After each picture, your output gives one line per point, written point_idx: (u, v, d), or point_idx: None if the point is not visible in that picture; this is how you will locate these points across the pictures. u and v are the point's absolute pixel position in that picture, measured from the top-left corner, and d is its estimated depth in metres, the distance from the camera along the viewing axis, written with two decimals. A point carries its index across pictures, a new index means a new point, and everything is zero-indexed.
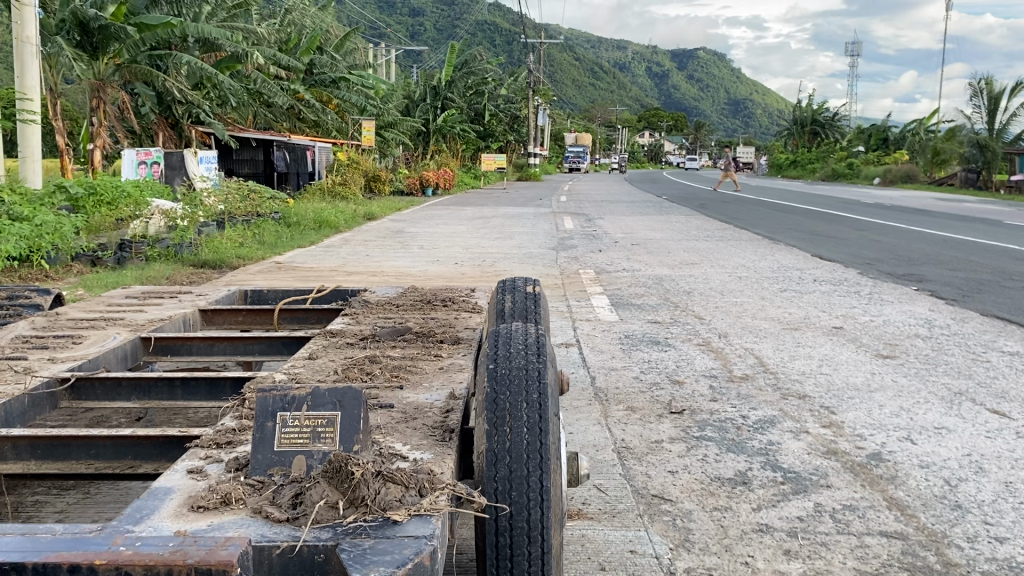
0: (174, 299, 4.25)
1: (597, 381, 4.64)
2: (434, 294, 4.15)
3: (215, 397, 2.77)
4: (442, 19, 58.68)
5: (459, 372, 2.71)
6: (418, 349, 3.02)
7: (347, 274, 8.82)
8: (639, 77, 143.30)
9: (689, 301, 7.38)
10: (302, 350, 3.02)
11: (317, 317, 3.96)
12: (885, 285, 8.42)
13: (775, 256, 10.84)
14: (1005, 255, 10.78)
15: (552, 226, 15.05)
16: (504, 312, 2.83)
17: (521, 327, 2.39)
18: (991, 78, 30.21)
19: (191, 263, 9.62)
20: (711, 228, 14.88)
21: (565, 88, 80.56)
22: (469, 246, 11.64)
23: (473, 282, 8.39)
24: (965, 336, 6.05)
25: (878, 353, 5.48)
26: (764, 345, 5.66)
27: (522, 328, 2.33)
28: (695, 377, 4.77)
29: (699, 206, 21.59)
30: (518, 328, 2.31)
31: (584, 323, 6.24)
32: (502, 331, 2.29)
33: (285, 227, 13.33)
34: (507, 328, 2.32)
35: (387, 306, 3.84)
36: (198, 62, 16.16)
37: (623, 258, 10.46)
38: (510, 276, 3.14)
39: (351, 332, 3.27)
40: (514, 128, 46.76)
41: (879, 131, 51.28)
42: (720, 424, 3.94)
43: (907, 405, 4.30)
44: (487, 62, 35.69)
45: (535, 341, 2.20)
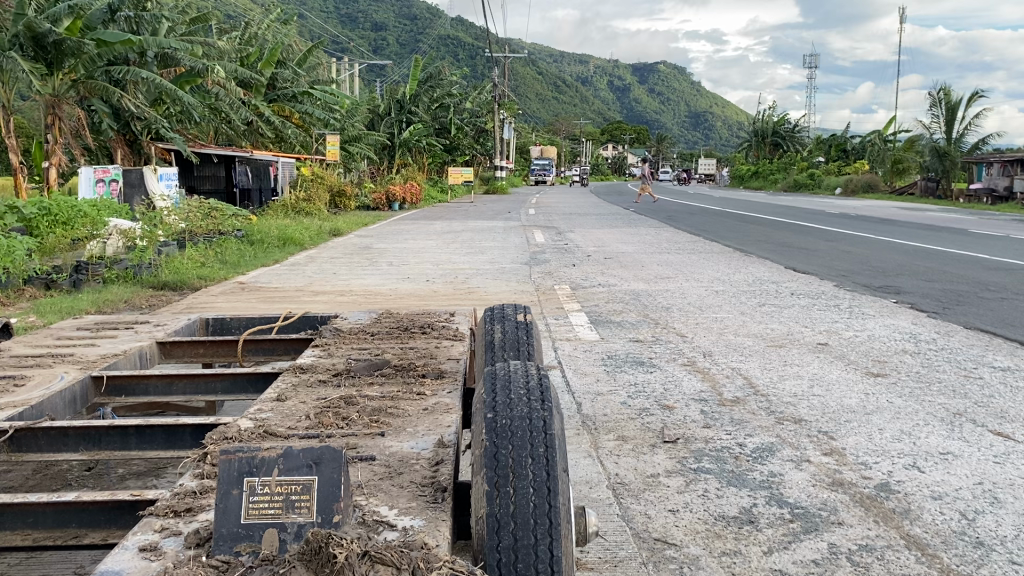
0: (129, 330, 3.95)
1: (583, 408, 4.40)
2: (410, 320, 3.89)
3: (171, 447, 2.49)
4: (406, 33, 58.47)
5: (445, 413, 2.46)
6: (399, 387, 2.76)
7: (313, 295, 8.52)
8: (601, 91, 144.50)
9: (668, 317, 7.18)
10: (270, 389, 2.75)
11: (284, 348, 3.68)
12: (863, 297, 8.32)
13: (748, 268, 10.73)
14: (977, 265, 10.79)
15: (523, 240, 14.85)
16: (495, 345, 2.59)
17: (520, 363, 2.15)
18: (949, 88, 30.77)
19: (150, 284, 9.25)
20: (681, 240, 14.79)
21: (529, 102, 80.79)
22: (440, 262, 11.38)
23: (445, 299, 8.13)
24: (952, 351, 5.91)
25: (868, 371, 5.31)
26: (750, 364, 5.47)
27: (521, 366, 2.08)
28: (685, 401, 4.55)
29: (667, 217, 21.55)
30: (517, 366, 2.07)
31: (563, 343, 6.01)
32: (498, 371, 2.04)
33: (250, 245, 12.96)
34: (504, 367, 2.07)
35: (361, 334, 3.57)
36: (157, 77, 15.79)
37: (597, 272, 10.26)
38: (498, 305, 2.92)
39: (323, 367, 3.00)
40: (480, 142, 46.63)
41: (839, 142, 51.99)
42: (717, 453, 3.73)
43: (908, 428, 4.12)
44: (451, 76, 35.57)
45: (536, 381, 1.96)
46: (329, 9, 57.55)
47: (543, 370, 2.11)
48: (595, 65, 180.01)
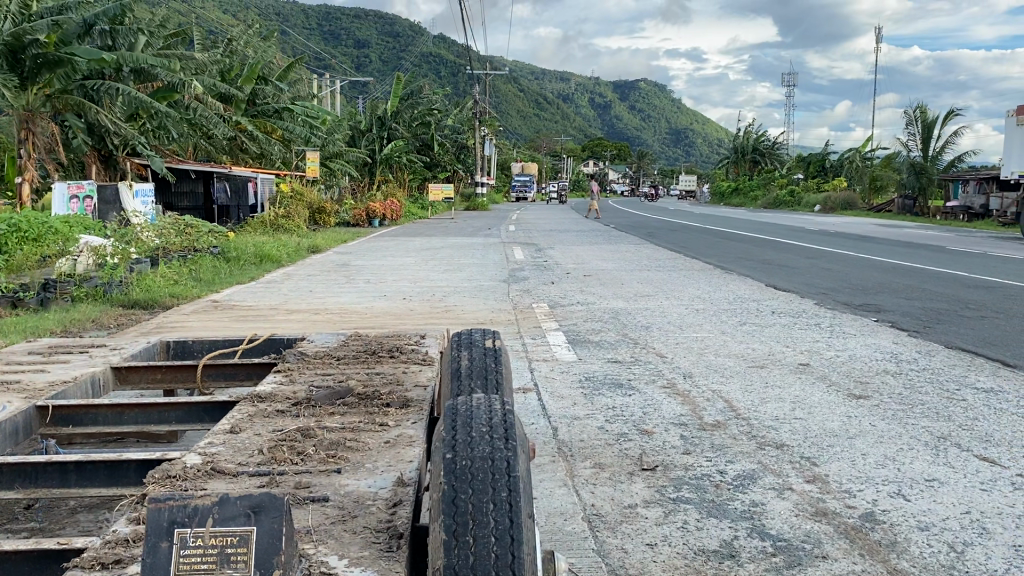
0: (83, 354, 3.79)
1: (559, 433, 4.26)
2: (379, 343, 3.74)
3: (114, 483, 2.31)
4: (388, 50, 58.51)
5: (408, 446, 2.32)
6: (361, 417, 2.61)
7: (287, 314, 8.34)
8: (582, 109, 145.24)
9: (648, 337, 7.07)
10: (224, 420, 2.60)
11: (246, 373, 3.52)
12: (844, 316, 8.25)
13: (729, 286, 10.65)
14: (957, 283, 10.77)
15: (503, 257, 14.70)
16: (461, 373, 2.45)
17: (486, 396, 2.01)
18: (925, 107, 31.11)
19: (120, 303, 9.02)
20: (662, 258, 14.73)
21: (510, 119, 80.91)
22: (418, 280, 11.22)
23: (422, 319, 7.98)
24: (935, 371, 5.82)
25: (851, 394, 5.20)
26: (731, 386, 5.35)
27: (487, 397, 1.96)
28: (664, 426, 4.43)
29: (648, 234, 21.50)
30: (482, 398, 1.94)
31: (540, 365, 5.87)
32: (460, 404, 1.91)
33: (225, 262, 12.73)
34: (467, 400, 1.93)
35: (327, 359, 3.42)
36: (133, 92, 15.60)
37: (576, 290, 10.14)
38: (467, 329, 2.78)
39: (282, 396, 2.85)
40: (461, 159, 46.58)
41: (817, 159, 52.37)
42: (697, 481, 3.60)
43: (892, 453, 4.01)
44: (433, 93, 35.57)
45: (501, 418, 1.82)
46: (311, 25, 57.40)
47: (510, 402, 1.98)
48: (575, 83, 180.95)
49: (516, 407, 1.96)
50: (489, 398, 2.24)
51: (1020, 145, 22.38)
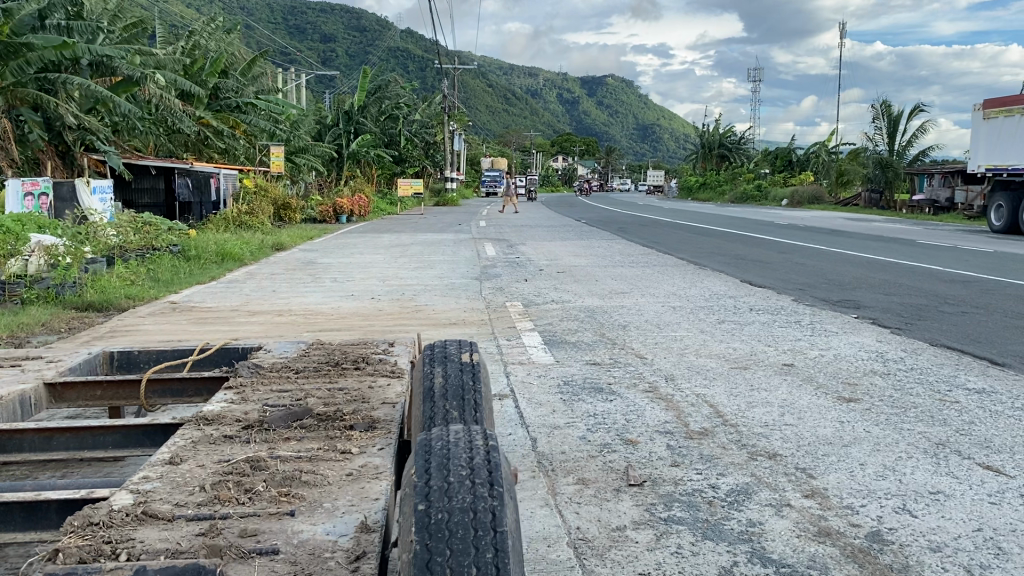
0: (16, 369, 3.44)
1: (538, 444, 3.99)
2: (342, 352, 3.44)
3: (31, 528, 1.97)
4: (354, 45, 57.77)
5: (374, 480, 2.04)
6: (321, 442, 2.32)
7: (249, 316, 7.97)
8: (550, 105, 145.11)
9: (626, 337, 6.81)
10: (164, 448, 2.28)
11: (196, 388, 3.19)
12: (824, 313, 8.06)
13: (705, 282, 10.42)
14: (934, 277, 10.66)
15: (474, 254, 14.35)
16: (434, 394, 2.17)
17: (464, 425, 1.75)
18: (891, 101, 31.30)
19: (73, 305, 8.60)
20: (635, 253, 14.48)
21: (478, 114, 80.31)
22: (386, 278, 10.89)
23: (390, 319, 7.65)
24: (923, 371, 5.63)
25: (841, 397, 4.96)
26: (715, 389, 5.11)
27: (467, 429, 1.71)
28: (649, 434, 4.17)
29: (619, 229, 21.26)
30: (459, 430, 1.68)
31: (516, 369, 5.58)
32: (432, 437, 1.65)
33: (186, 261, 12.28)
34: (443, 432, 1.65)
35: (284, 372, 3.11)
36: (91, 84, 15.09)
37: (550, 287, 9.87)
38: (442, 341, 2.49)
39: (232, 417, 2.54)
40: (429, 154, 46.03)
41: (784, 153, 52.52)
42: (689, 498, 3.35)
43: (891, 463, 3.79)
44: (400, 87, 35.20)
45: (481, 457, 1.54)
46: (276, 19, 56.30)
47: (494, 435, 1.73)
48: (545, 79, 180.60)
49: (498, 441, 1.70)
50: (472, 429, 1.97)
51: (986, 138, 22.50)
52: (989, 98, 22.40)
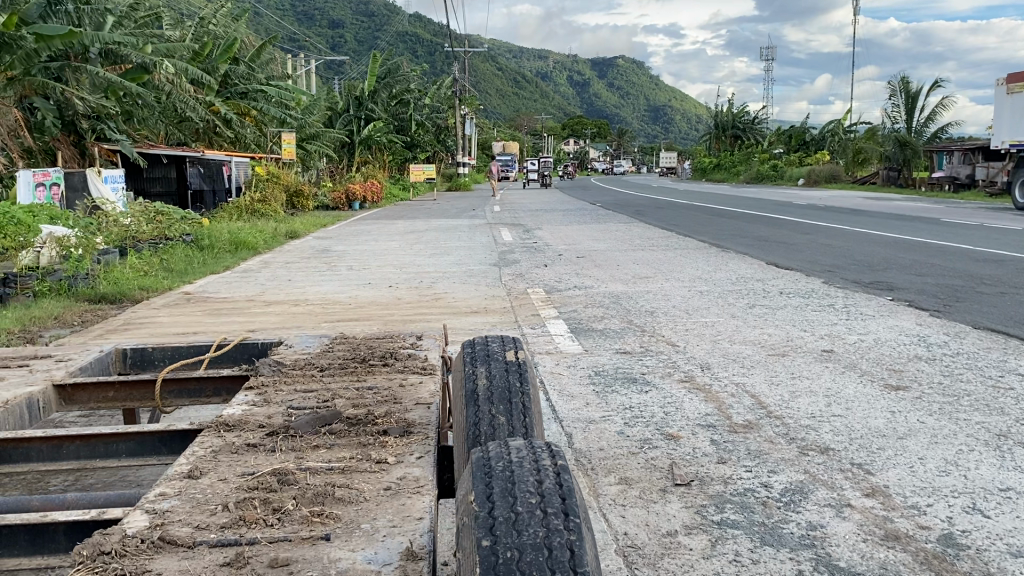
0: (23, 369, 3.24)
1: (575, 441, 3.77)
2: (368, 347, 3.23)
3: (37, 553, 1.76)
4: (364, 31, 57.30)
5: (415, 495, 1.83)
6: (353, 451, 2.11)
7: (265, 306, 7.78)
8: (561, 87, 144.31)
9: (655, 324, 6.58)
10: (182, 459, 2.08)
11: (214, 388, 3.00)
12: (857, 296, 7.80)
13: (730, 265, 10.16)
14: (966, 256, 10.37)
15: (490, 239, 14.12)
16: (479, 398, 1.98)
17: (522, 442, 1.57)
18: (908, 78, 30.85)
19: (86, 298, 8.43)
20: (654, 236, 14.22)
21: (489, 98, 79.80)
22: (404, 265, 10.69)
23: (411, 308, 7.44)
24: (970, 356, 5.37)
25: (888, 385, 4.72)
26: (754, 378, 4.90)
27: (531, 448, 1.51)
28: (690, 429, 3.95)
29: (637, 212, 20.95)
30: (523, 450, 1.49)
31: (544, 359, 5.36)
32: (491, 458, 1.46)
33: (199, 251, 12.11)
34: (501, 451, 1.48)
35: (308, 371, 2.89)
36: (102, 72, 14.92)
37: (571, 273, 9.64)
38: (482, 337, 2.28)
39: (254, 422, 2.34)
40: (441, 140, 45.78)
41: (798, 132, 51.95)
42: (742, 499, 3.14)
43: (953, 457, 3.55)
44: (411, 71, 34.97)
45: (548, 484, 1.36)
46: (284, 6, 55.87)
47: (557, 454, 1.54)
48: (556, 63, 179.69)
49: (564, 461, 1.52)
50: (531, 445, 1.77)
51: (1009, 113, 22.00)
52: (1012, 72, 21.90)
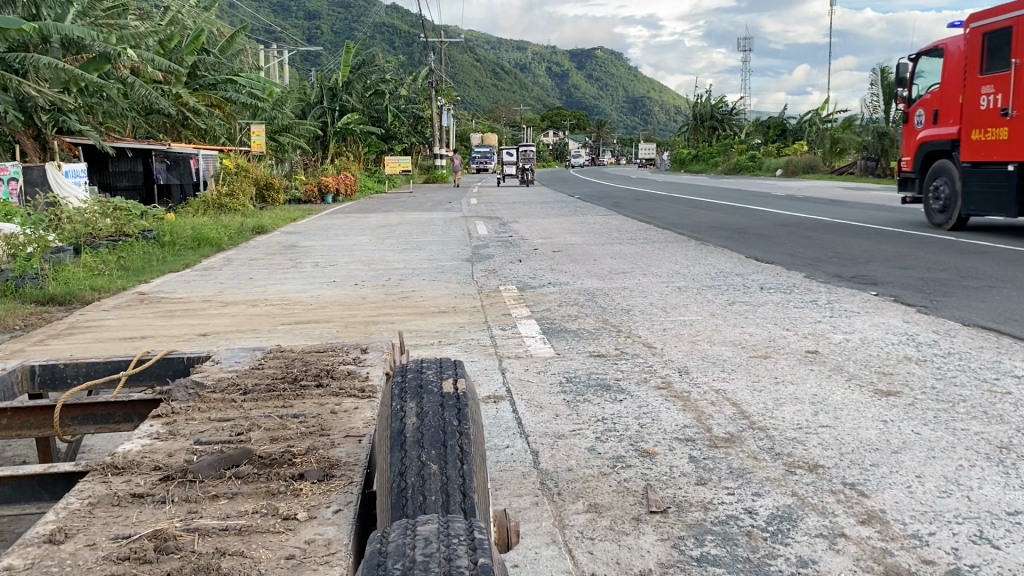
0: None
1: (541, 460, 3.43)
2: (305, 363, 2.88)
3: None
4: (341, 22, 56.26)
5: (324, 567, 1.48)
6: (259, 502, 1.75)
7: (221, 307, 7.39)
8: (540, 79, 143.68)
9: (630, 323, 6.25)
10: (49, 515, 1.69)
11: (125, 413, 2.64)
12: (840, 291, 7.51)
13: (709, 259, 9.85)
14: (950, 249, 10.11)
15: (464, 233, 13.75)
16: (407, 441, 1.65)
17: (431, 525, 1.42)
18: (888, 67, 30.65)
19: (33, 299, 7.98)
20: (633, 229, 13.91)
21: (466, 90, 79.04)
22: (371, 262, 10.29)
23: (375, 308, 7.08)
24: (963, 356, 5.08)
25: (878, 390, 4.41)
26: (735, 382, 4.59)
27: (444, 541, 1.36)
28: (667, 443, 3.62)
29: (614, 204, 20.58)
30: (433, 545, 1.34)
31: (512, 364, 5.01)
32: (389, 555, 1.32)
33: (160, 248, 11.62)
34: (397, 543, 1.35)
35: (231, 393, 2.53)
36: (61, 64, 14.34)
37: (545, 268, 9.30)
38: (418, 364, 1.94)
39: (148, 464, 1.96)
40: (417, 131, 45.16)
41: (777, 123, 51.73)
42: (724, 529, 2.81)
43: (953, 474, 3.24)
44: (386, 62, 34.42)
45: None
46: None
47: (479, 546, 1.38)
48: (533, 54, 178.95)
49: (487, 558, 1.34)
50: (465, 517, 1.49)
51: None
52: None
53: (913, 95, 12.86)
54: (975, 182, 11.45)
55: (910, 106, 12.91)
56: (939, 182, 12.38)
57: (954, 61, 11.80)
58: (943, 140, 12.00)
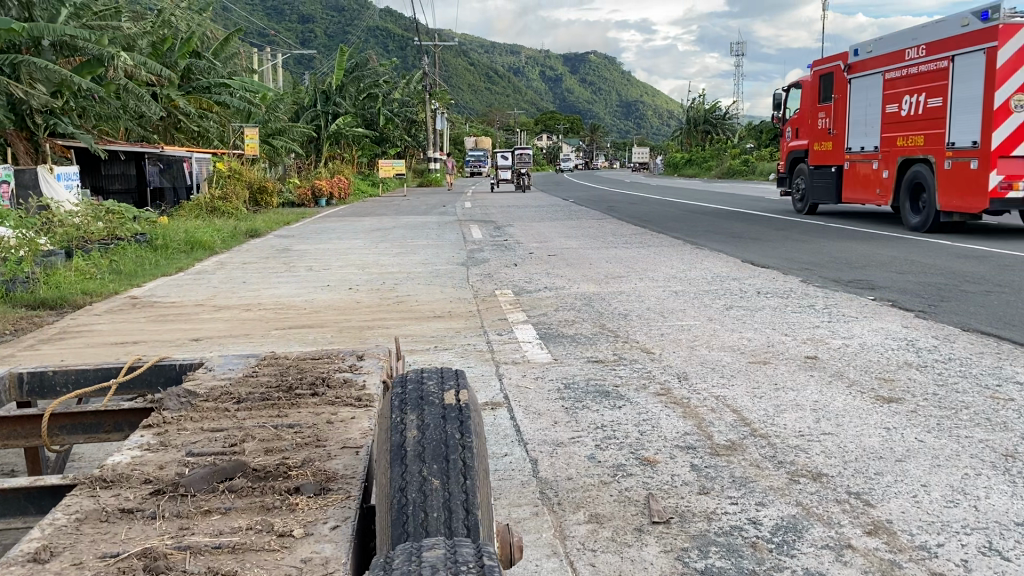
0: None
1: (540, 469, 3.36)
2: (300, 370, 2.82)
3: None
4: (335, 25, 56.13)
5: None
6: (253, 518, 1.69)
7: (214, 311, 7.30)
8: (534, 83, 143.76)
9: (628, 328, 6.19)
10: (34, 532, 1.62)
11: (114, 423, 2.57)
12: (838, 295, 7.47)
13: (704, 264, 9.81)
14: (946, 253, 10.08)
15: (459, 237, 13.68)
16: (407, 456, 1.58)
17: (435, 551, 1.37)
18: None
19: (23, 303, 7.89)
20: (628, 233, 13.86)
21: (460, 94, 78.96)
22: (365, 266, 10.21)
23: (370, 312, 7.01)
24: (963, 362, 5.04)
25: (880, 397, 4.35)
26: (735, 389, 4.53)
27: (449, 568, 1.31)
28: (668, 451, 3.56)
29: (609, 208, 20.54)
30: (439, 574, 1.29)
31: (509, 370, 4.94)
32: None
33: (153, 251, 11.52)
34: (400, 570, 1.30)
35: (224, 402, 2.46)
36: (53, 66, 14.25)
37: (541, 272, 9.25)
38: (419, 373, 1.88)
39: (139, 477, 1.89)
40: (411, 134, 45.09)
41: (770, 127, 51.80)
42: (728, 540, 2.75)
43: (958, 483, 3.19)
44: (379, 65, 34.36)
45: None
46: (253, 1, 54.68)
47: (487, 573, 1.32)
48: (527, 57, 179.08)
49: None
50: (470, 540, 1.43)
51: None
52: None
53: (785, 115, 17.17)
54: (816, 180, 15.76)
55: (783, 123, 17.21)
56: (801, 180, 16.77)
57: (805, 91, 16.13)
58: (801, 149, 16.37)
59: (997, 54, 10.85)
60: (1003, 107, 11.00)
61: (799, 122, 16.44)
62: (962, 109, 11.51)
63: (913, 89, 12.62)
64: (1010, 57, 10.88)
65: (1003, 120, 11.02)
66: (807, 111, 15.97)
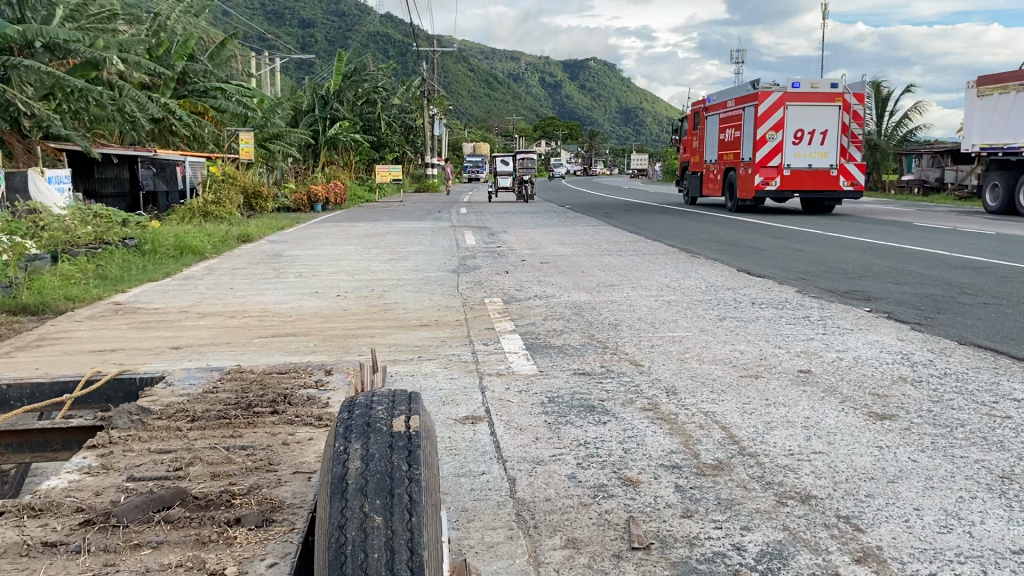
0: None
1: (518, 489, 3.23)
2: (264, 386, 2.71)
3: None
4: (336, 30, 55.99)
5: None
6: (184, 553, 1.56)
7: (198, 319, 7.16)
8: (534, 90, 143.81)
9: (617, 339, 6.06)
10: None
11: (64, 441, 2.44)
12: (833, 306, 7.35)
13: (699, 273, 9.69)
14: (942, 264, 9.98)
15: (452, 244, 13.54)
16: (349, 489, 1.46)
17: None
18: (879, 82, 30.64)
19: (4, 309, 7.74)
20: (623, 241, 13.74)
21: (460, 100, 78.82)
22: (355, 272, 10.06)
23: (356, 320, 6.87)
24: (958, 377, 4.92)
25: (873, 413, 4.23)
26: (724, 404, 4.40)
27: None
28: (652, 471, 3.43)
29: (605, 215, 20.44)
30: None
31: (493, 383, 4.80)
32: None
33: (142, 256, 11.36)
34: None
35: (178, 420, 2.34)
36: (47, 69, 14.10)
37: (533, 280, 9.13)
38: (368, 397, 1.74)
39: (71, 505, 1.76)
40: (409, 140, 45.12)
41: None
42: (710, 568, 2.62)
43: (953, 507, 3.06)
44: (377, 70, 34.28)
45: None
46: (253, 5, 54.50)
47: None
48: (526, 63, 179.20)
49: None
50: None
51: (979, 117, 21.58)
52: (982, 75, 21.61)
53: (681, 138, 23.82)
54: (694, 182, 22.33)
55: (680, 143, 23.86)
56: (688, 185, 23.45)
57: (690, 122, 22.79)
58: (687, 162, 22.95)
59: (758, 107, 17.75)
60: (762, 137, 17.79)
61: (687, 142, 23.27)
62: (748, 138, 18.28)
63: (733, 124, 19.32)
64: (767, 107, 17.70)
65: (763, 144, 17.82)
66: (692, 136, 22.75)
